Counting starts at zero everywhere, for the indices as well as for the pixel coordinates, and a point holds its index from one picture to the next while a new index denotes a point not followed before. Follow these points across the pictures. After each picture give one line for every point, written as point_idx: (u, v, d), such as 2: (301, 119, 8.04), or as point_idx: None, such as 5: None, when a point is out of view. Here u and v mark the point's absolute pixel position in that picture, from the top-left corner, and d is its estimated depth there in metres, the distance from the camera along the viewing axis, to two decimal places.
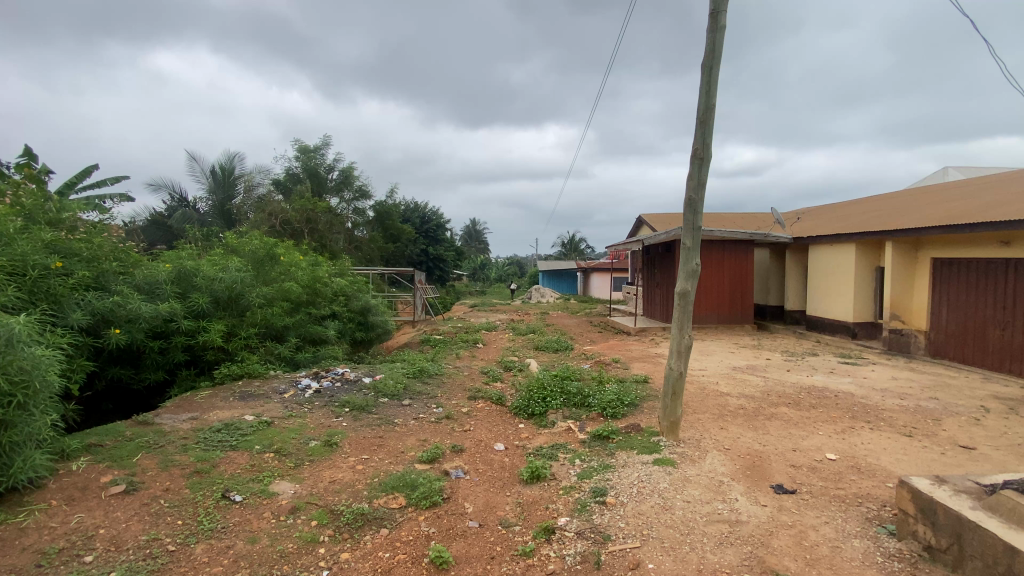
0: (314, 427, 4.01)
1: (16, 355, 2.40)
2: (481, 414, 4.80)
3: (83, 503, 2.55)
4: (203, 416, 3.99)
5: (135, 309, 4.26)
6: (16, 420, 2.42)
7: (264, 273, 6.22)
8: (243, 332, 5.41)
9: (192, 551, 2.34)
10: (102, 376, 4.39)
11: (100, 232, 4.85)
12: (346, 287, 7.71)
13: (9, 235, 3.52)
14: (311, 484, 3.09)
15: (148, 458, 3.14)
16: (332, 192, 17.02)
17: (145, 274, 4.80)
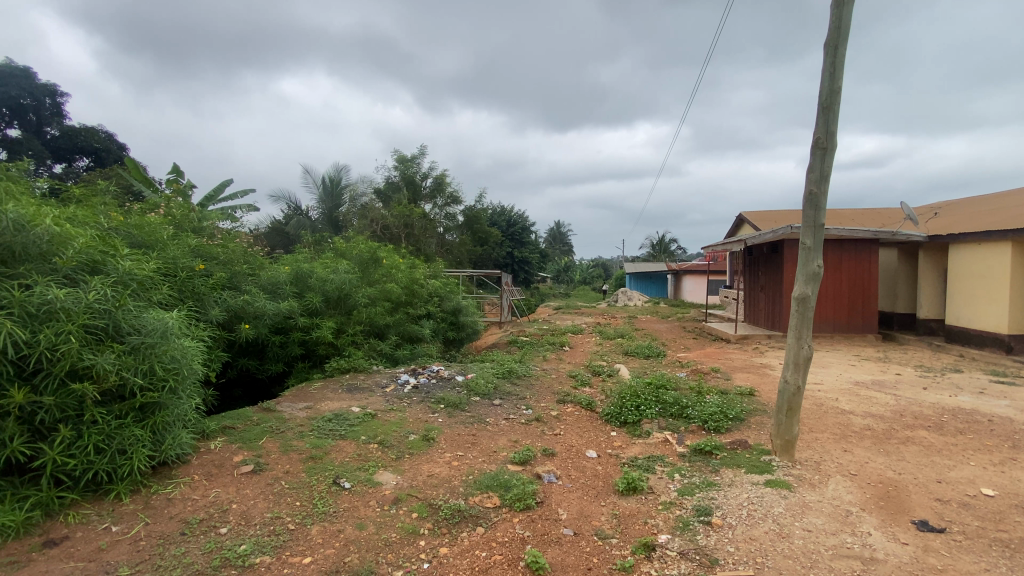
0: (412, 421, 4.18)
1: (168, 345, 2.73)
2: (571, 418, 4.72)
3: (220, 479, 2.87)
4: (316, 406, 4.32)
5: (261, 307, 4.75)
6: (169, 403, 2.76)
7: (368, 274, 6.67)
8: (350, 330, 5.82)
9: (309, 531, 2.52)
10: (233, 366, 4.96)
11: (233, 239, 5.47)
12: (440, 288, 7.95)
13: (163, 242, 4.10)
14: (411, 477, 3.22)
15: (271, 442, 3.46)
16: (426, 198, 17.82)
17: (270, 275, 5.34)
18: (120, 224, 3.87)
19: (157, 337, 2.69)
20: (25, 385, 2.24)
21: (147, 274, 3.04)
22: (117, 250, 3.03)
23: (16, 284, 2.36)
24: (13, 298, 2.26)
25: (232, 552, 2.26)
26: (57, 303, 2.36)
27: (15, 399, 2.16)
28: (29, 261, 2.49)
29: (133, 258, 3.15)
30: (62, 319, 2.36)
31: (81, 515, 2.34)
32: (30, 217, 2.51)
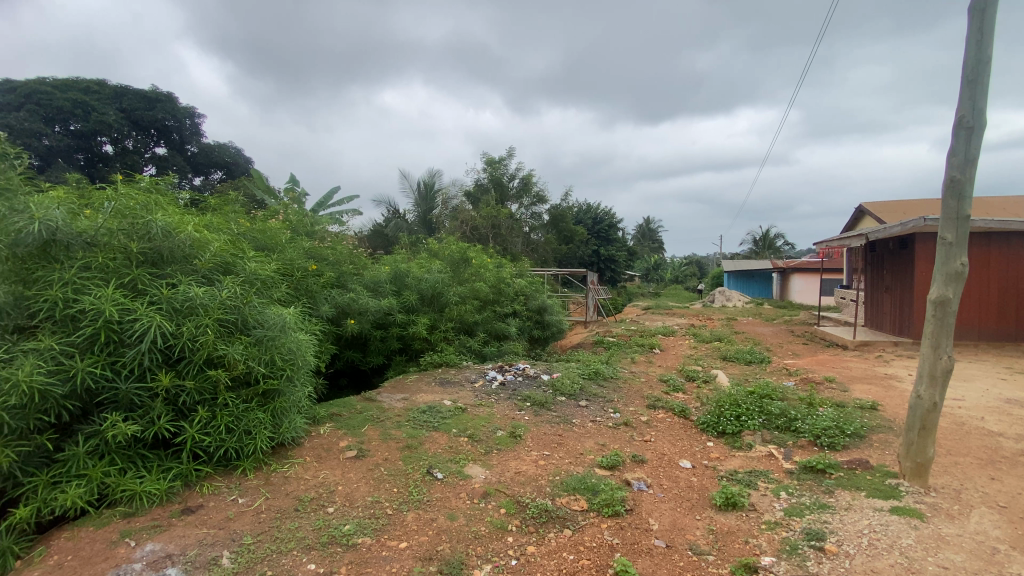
0: (500, 417, 4.26)
1: (286, 339, 3.04)
2: (662, 425, 4.53)
3: (328, 462, 3.12)
4: (412, 397, 4.56)
5: (364, 304, 5.09)
6: (287, 390, 3.07)
7: (459, 273, 6.90)
8: (443, 326, 6.06)
9: (405, 517, 2.65)
10: (340, 357, 5.39)
11: (340, 242, 5.94)
12: (526, 287, 7.97)
13: (282, 244, 4.57)
14: (499, 472, 3.27)
15: (372, 429, 3.70)
16: (513, 198, 18.08)
17: (372, 274, 5.72)
18: (247, 230, 4.36)
19: (277, 330, 3.00)
20: (171, 370, 2.59)
21: (268, 275, 3.40)
22: (244, 254, 3.41)
23: (165, 283, 2.72)
24: (162, 295, 2.61)
25: (338, 531, 2.43)
26: (197, 300, 2.69)
27: (162, 383, 2.50)
28: (174, 264, 2.86)
29: (257, 260, 3.54)
30: (200, 314, 2.69)
31: (214, 487, 2.64)
32: (177, 224, 2.89)
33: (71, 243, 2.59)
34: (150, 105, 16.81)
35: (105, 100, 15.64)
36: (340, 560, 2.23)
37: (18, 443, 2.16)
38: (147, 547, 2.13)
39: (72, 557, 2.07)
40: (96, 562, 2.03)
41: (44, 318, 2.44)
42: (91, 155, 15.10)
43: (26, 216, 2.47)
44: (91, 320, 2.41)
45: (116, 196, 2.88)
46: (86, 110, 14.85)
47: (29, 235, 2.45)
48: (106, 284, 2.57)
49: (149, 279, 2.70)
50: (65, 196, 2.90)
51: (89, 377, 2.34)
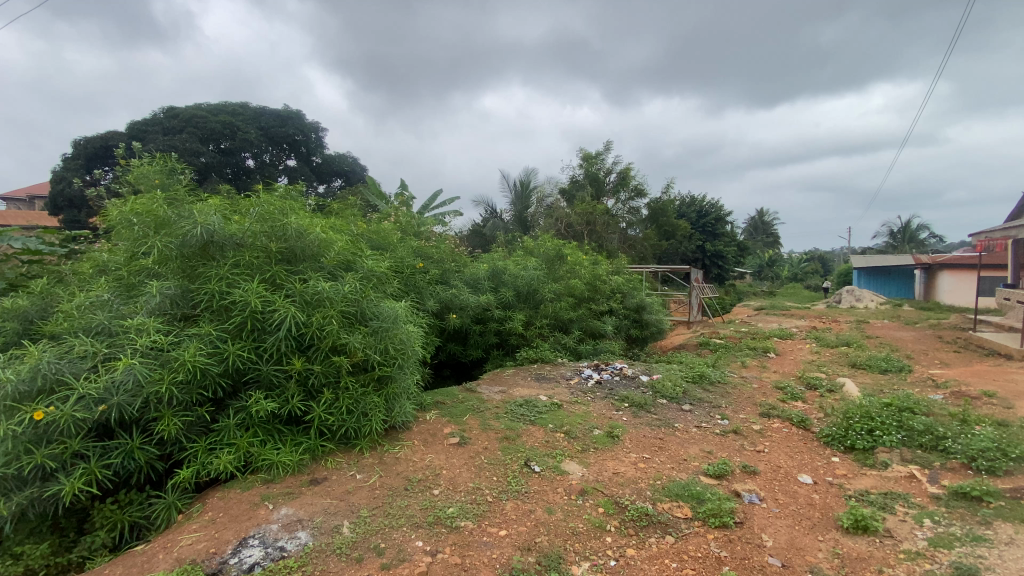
0: (598, 416, 4.20)
1: (398, 330, 3.28)
2: (776, 435, 4.16)
3: (433, 447, 3.31)
4: (509, 391, 4.67)
5: (465, 299, 5.32)
6: (398, 377, 3.31)
7: (555, 270, 6.92)
8: (538, 323, 6.11)
9: (504, 506, 2.71)
10: (443, 349, 5.68)
11: (443, 241, 6.26)
12: (624, 285, 7.71)
13: (393, 244, 4.93)
14: (597, 471, 3.23)
15: (473, 419, 3.86)
16: (610, 194, 17.66)
17: (472, 272, 5.95)
18: (364, 231, 4.76)
19: (390, 322, 3.25)
20: (302, 356, 2.91)
21: (382, 271, 3.69)
22: (362, 252, 3.74)
23: (298, 278, 3.07)
24: (296, 289, 2.94)
25: (443, 513, 2.56)
26: (323, 294, 2.99)
27: (295, 366, 2.82)
28: (305, 261, 3.21)
29: (373, 258, 3.86)
30: (326, 306, 2.99)
31: (335, 462, 2.92)
32: (308, 226, 3.25)
33: (225, 244, 3.01)
34: (282, 122, 18.98)
35: (248, 120, 17.93)
36: (444, 541, 2.35)
37: (185, 412, 2.55)
38: (282, 511, 2.39)
39: (223, 514, 2.36)
40: (241, 520, 2.29)
41: (204, 308, 2.86)
42: (237, 169, 17.40)
43: (191, 222, 2.92)
44: (240, 311, 2.79)
45: (260, 203, 3.31)
46: (233, 130, 17.12)
47: (194, 238, 2.89)
48: (251, 278, 2.95)
49: (284, 274, 3.05)
50: (221, 204, 3.39)
51: (238, 359, 2.70)
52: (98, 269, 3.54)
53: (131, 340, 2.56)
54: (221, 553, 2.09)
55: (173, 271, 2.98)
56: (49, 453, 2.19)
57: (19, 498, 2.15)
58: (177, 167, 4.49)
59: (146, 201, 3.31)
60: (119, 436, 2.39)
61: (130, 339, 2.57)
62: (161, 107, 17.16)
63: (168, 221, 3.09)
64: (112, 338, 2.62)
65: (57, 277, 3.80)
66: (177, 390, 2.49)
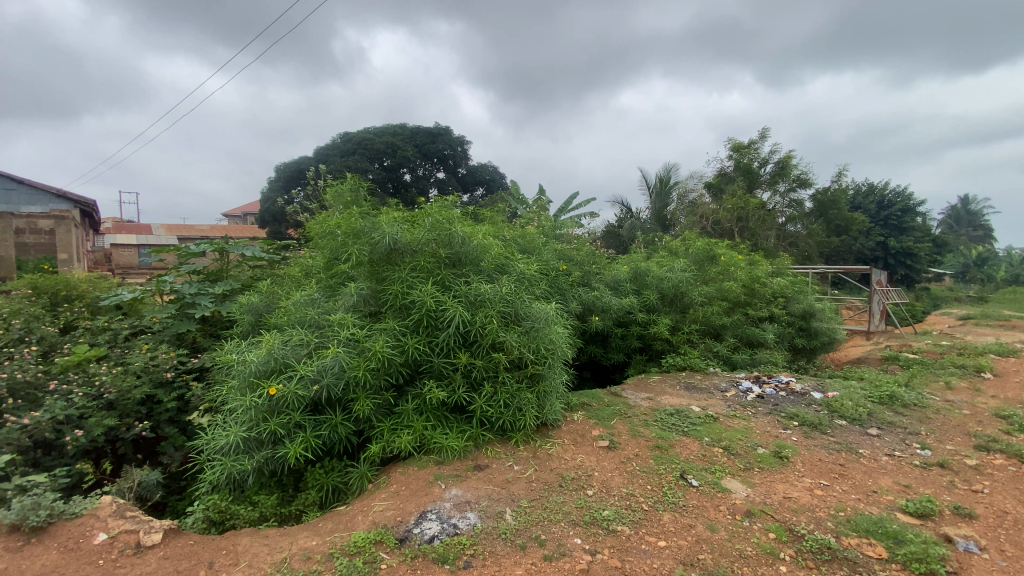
0: (760, 433, 3.84)
1: (550, 330, 3.40)
2: (1002, 474, 3.36)
3: (584, 447, 3.34)
4: (657, 398, 4.51)
5: (608, 302, 5.27)
6: (549, 376, 3.42)
7: (704, 272, 6.49)
8: (686, 328, 5.78)
9: (661, 517, 2.63)
10: (584, 351, 5.70)
11: (584, 243, 6.29)
12: (787, 288, 6.88)
13: (537, 248, 5.12)
14: (764, 493, 2.96)
15: (621, 424, 3.81)
16: (766, 186, 15.88)
17: (613, 274, 5.87)
18: (513, 236, 5.00)
19: (543, 322, 3.38)
20: (467, 351, 3.18)
21: (533, 274, 3.86)
22: (514, 256, 3.96)
23: (463, 280, 3.35)
24: (462, 290, 3.22)
25: (598, 515, 2.57)
26: (485, 294, 3.23)
27: (461, 360, 3.09)
28: (468, 265, 3.50)
29: (523, 261, 4.06)
30: (487, 306, 3.22)
31: (494, 451, 3.11)
32: (470, 233, 3.55)
33: (404, 251, 3.43)
34: (433, 138, 20.82)
35: (405, 138, 20.04)
36: (602, 542, 2.36)
37: (374, 395, 2.95)
38: (453, 491, 2.63)
39: (405, 488, 2.68)
40: (420, 495, 2.57)
41: (387, 307, 3.29)
42: (396, 183, 19.54)
43: (380, 233, 3.39)
44: (418, 309, 3.15)
45: (430, 214, 3.70)
46: (393, 149, 19.25)
47: (382, 246, 3.35)
48: (426, 280, 3.31)
49: (451, 277, 3.37)
50: (399, 216, 3.86)
51: (415, 351, 3.05)
52: (304, 273, 4.28)
53: (336, 332, 3.05)
54: (406, 522, 2.37)
55: (364, 274, 3.48)
56: (280, 421, 2.70)
57: (260, 455, 2.68)
58: (360, 185, 5.23)
59: (344, 217, 3.92)
60: (328, 412, 2.86)
61: (335, 332, 3.05)
62: (339, 134, 20.06)
63: (360, 232, 3.62)
64: (321, 330, 3.14)
65: (275, 279, 4.68)
66: (369, 375, 2.90)
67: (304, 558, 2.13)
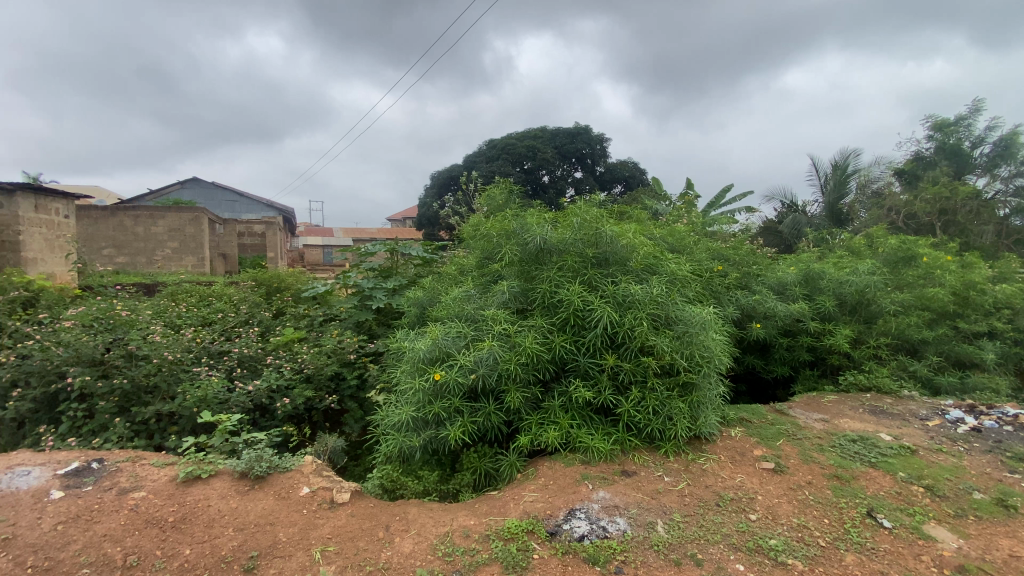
0: (978, 475, 3.11)
1: (706, 337, 3.18)
2: None
3: (744, 467, 3.06)
4: (833, 421, 3.93)
5: (772, 307, 4.74)
6: (702, 386, 3.20)
7: (897, 276, 5.48)
8: (872, 341, 4.94)
9: (843, 557, 2.28)
10: (741, 362, 5.21)
11: (741, 242, 5.77)
12: (1016, 297, 5.48)
13: (691, 248, 4.84)
14: (986, 549, 2.39)
15: (789, 445, 3.40)
16: (981, 170, 12.86)
17: (777, 276, 5.27)
18: (662, 235, 4.80)
19: (699, 327, 3.18)
20: (614, 353, 3.13)
21: (685, 275, 3.66)
22: (665, 256, 3.79)
23: (610, 280, 3.31)
24: (610, 290, 3.18)
25: (764, 542, 2.33)
26: (635, 295, 3.15)
27: (608, 362, 3.05)
28: (616, 265, 3.44)
29: (675, 262, 3.86)
30: (637, 308, 3.14)
31: (643, 459, 3.01)
32: (619, 233, 3.49)
33: (552, 250, 3.50)
34: (573, 138, 20.93)
35: (545, 140, 20.52)
36: (769, 573, 2.13)
37: (523, 389, 3.05)
38: (600, 493, 2.61)
39: (553, 483, 2.73)
40: (568, 492, 2.60)
41: (536, 304, 3.39)
42: (536, 185, 20.06)
43: (530, 233, 3.51)
44: (565, 308, 3.19)
45: (578, 213, 3.72)
46: (534, 151, 19.84)
47: (532, 245, 3.46)
48: (573, 279, 3.34)
49: (599, 277, 3.34)
50: (547, 216, 3.96)
51: (562, 349, 3.10)
52: (459, 271, 4.62)
53: (489, 327, 3.24)
54: (555, 516, 2.42)
55: (514, 273, 3.63)
56: (442, 405, 2.95)
57: (425, 434, 2.95)
58: (511, 188, 5.48)
59: (497, 219, 4.14)
60: (482, 401, 3.04)
61: (488, 326, 3.25)
62: (485, 141, 21.28)
63: (511, 232, 3.78)
64: (476, 324, 3.36)
65: (434, 277, 5.14)
66: (520, 370, 3.01)
67: (464, 535, 2.30)
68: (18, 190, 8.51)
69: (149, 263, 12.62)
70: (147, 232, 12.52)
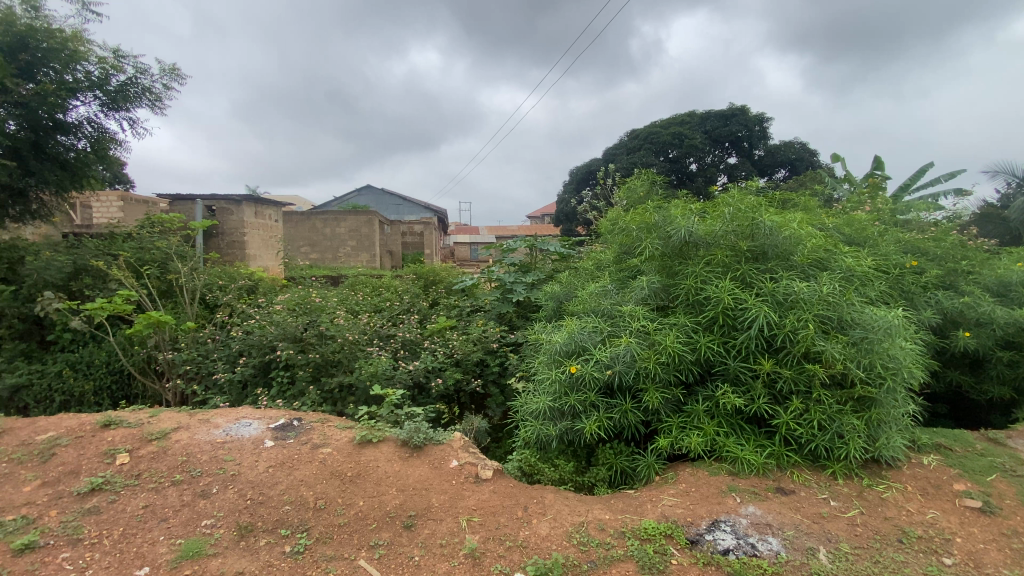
0: None
1: (890, 345, 2.71)
2: None
3: (937, 501, 2.54)
4: None
5: (988, 312, 3.83)
6: (883, 401, 2.74)
7: None
8: None
9: None
10: (940, 377, 4.31)
11: (944, 232, 4.75)
12: None
13: (873, 239, 4.14)
14: None
15: (1005, 483, 2.73)
16: None
17: (997, 274, 4.24)
18: (834, 225, 4.18)
19: (881, 334, 2.71)
20: (771, 357, 2.83)
21: (865, 272, 3.15)
22: (838, 249, 3.31)
23: (768, 277, 3.00)
24: (768, 288, 2.88)
25: None
26: (798, 294, 2.82)
27: (763, 367, 2.77)
28: (775, 260, 3.11)
29: (852, 256, 3.34)
30: (801, 308, 2.80)
31: (803, 477, 2.68)
32: (780, 224, 3.14)
33: (699, 244, 3.30)
34: (726, 121, 19.25)
35: (694, 126, 19.23)
36: None
37: (664, 389, 2.93)
38: (749, 508, 2.40)
39: (695, 490, 2.59)
40: (712, 502, 2.45)
41: (679, 301, 3.23)
42: (683, 174, 18.89)
43: (676, 226, 3.35)
44: (713, 306, 2.99)
45: (730, 203, 3.43)
46: (681, 138, 18.74)
47: (676, 239, 3.30)
48: (722, 275, 3.10)
49: (754, 272, 3.05)
50: (693, 206, 3.73)
51: (709, 350, 2.90)
52: (597, 266, 4.60)
53: (628, 323, 3.19)
54: (697, 525, 2.29)
55: (656, 268, 3.51)
56: (579, 398, 2.98)
57: (561, 425, 3.01)
58: (654, 180, 5.28)
59: (637, 212, 4.02)
60: (619, 398, 3.00)
61: (628, 322, 3.20)
62: (627, 132, 20.70)
63: (654, 224, 3.64)
64: (613, 320, 3.33)
65: (572, 271, 5.20)
66: (660, 369, 2.90)
67: (599, 528, 2.31)
68: (245, 200, 10.69)
69: (334, 258, 14.90)
70: (333, 232, 14.77)
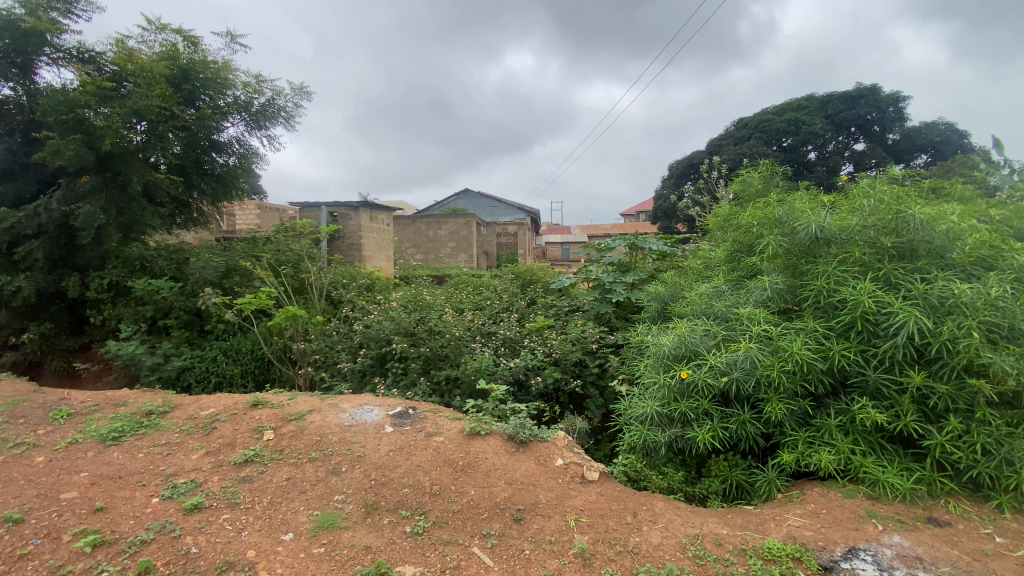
0: None
1: None
2: None
3: None
4: None
5: None
6: None
7: None
8: None
9: None
10: None
11: None
12: None
13: None
14: None
15: None
16: None
17: None
18: (1002, 215, 3.57)
19: None
20: (922, 369, 2.49)
21: None
22: (1010, 245, 2.81)
23: (919, 278, 2.63)
24: (919, 290, 2.53)
25: None
26: (960, 297, 2.45)
27: (913, 380, 2.43)
28: (926, 258, 2.72)
29: None
30: (963, 314, 2.42)
31: (962, 509, 2.32)
32: (933, 217, 2.75)
33: (831, 241, 2.99)
34: (853, 103, 17.32)
35: (813, 112, 17.55)
36: None
37: (788, 400, 2.68)
38: (895, 538, 2.13)
39: (826, 512, 2.35)
40: (848, 527, 2.20)
41: (806, 304, 2.96)
42: (799, 163, 17.23)
43: (803, 221, 3.07)
44: (850, 310, 2.69)
45: (868, 195, 3.07)
46: (798, 125, 17.23)
47: (803, 236, 3.02)
48: (861, 276, 2.78)
49: (900, 273, 2.69)
50: (822, 200, 3.39)
51: (844, 360, 2.61)
52: (705, 265, 4.36)
53: (746, 327, 2.98)
54: (830, 550, 2.08)
55: (779, 268, 3.24)
56: (690, 405, 2.84)
57: (670, 432, 2.88)
58: (772, 172, 4.89)
59: (755, 207, 3.74)
60: (735, 406, 2.81)
61: (745, 326, 2.99)
62: (734, 123, 19.37)
63: (777, 220, 3.36)
64: (728, 323, 3.13)
65: (676, 271, 4.98)
66: (784, 378, 2.67)
67: (716, 542, 2.19)
68: (363, 206, 11.67)
69: (436, 259, 15.70)
70: (436, 234, 15.56)
